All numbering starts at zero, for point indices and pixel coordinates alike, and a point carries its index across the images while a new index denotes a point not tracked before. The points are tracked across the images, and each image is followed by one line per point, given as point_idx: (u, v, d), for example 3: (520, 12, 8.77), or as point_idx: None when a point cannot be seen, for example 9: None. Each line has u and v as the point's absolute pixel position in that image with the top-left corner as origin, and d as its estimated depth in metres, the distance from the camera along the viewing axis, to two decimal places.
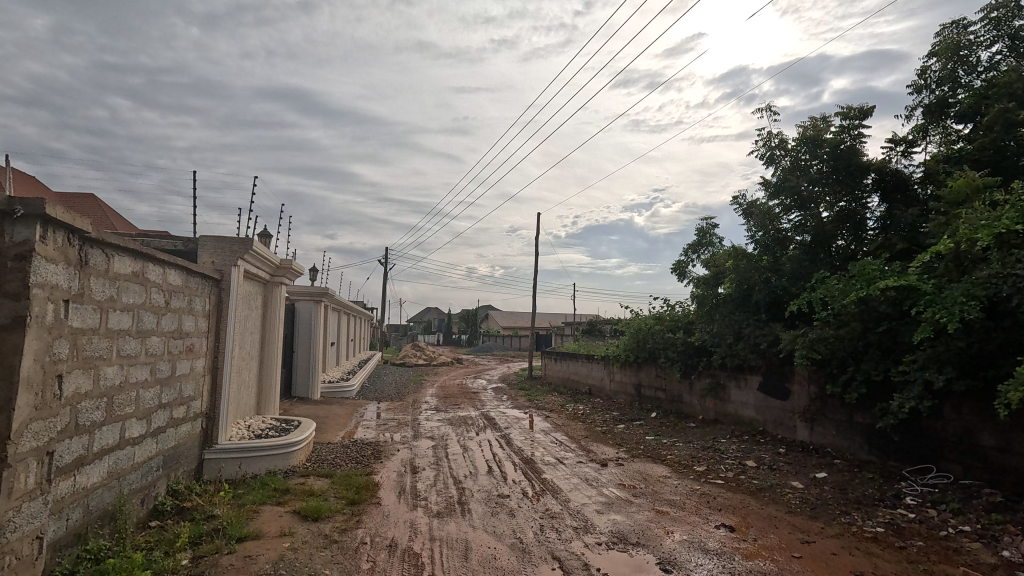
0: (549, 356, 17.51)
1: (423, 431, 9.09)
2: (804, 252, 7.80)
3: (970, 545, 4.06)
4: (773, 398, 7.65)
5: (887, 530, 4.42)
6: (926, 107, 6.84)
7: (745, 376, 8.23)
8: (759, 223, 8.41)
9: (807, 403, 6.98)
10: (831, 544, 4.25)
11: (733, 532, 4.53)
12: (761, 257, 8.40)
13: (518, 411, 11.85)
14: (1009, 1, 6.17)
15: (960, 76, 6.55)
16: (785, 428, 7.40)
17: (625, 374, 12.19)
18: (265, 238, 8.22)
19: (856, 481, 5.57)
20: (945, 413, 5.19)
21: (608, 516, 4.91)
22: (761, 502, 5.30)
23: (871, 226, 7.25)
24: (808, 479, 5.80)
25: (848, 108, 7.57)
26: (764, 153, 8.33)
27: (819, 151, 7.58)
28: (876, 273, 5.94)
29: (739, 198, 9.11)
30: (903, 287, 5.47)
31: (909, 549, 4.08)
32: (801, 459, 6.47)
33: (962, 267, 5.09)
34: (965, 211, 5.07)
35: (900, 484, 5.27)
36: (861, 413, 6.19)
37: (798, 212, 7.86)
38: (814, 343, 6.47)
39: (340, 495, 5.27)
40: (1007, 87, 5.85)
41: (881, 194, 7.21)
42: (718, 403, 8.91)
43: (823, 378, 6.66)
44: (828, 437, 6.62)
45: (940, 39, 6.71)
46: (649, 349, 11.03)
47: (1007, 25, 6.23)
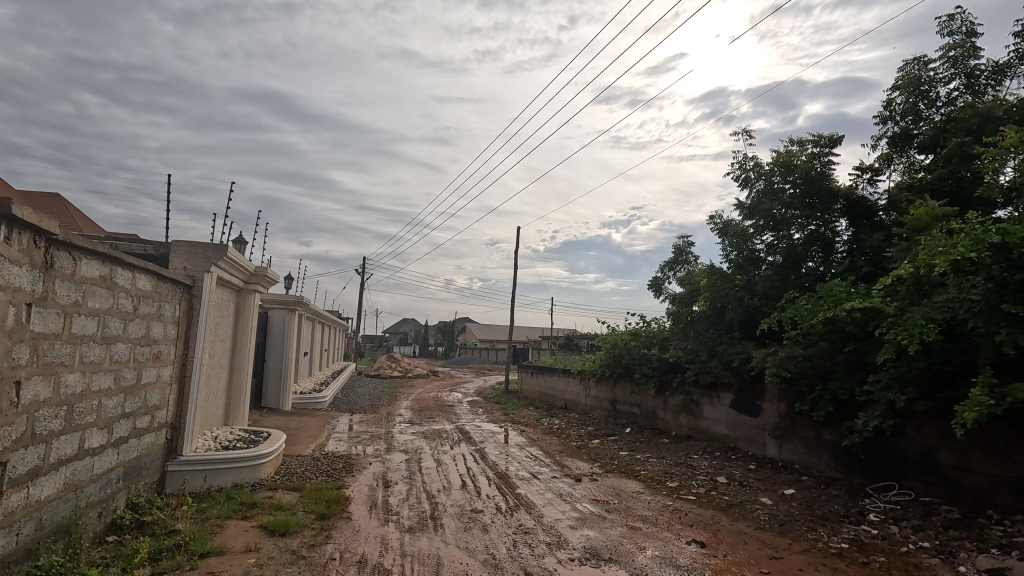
0: (525, 369, 17.50)
1: (397, 445, 8.96)
2: (775, 272, 8.00)
3: (928, 561, 4.19)
4: (745, 415, 7.81)
5: (852, 546, 4.53)
6: (891, 137, 7.19)
7: (718, 394, 8.39)
8: (732, 243, 8.63)
9: (777, 420, 7.15)
10: (798, 560, 4.33)
11: (704, 547, 4.58)
12: (735, 276, 8.59)
13: (493, 425, 11.80)
14: (965, 42, 6.54)
15: (921, 109, 6.89)
16: (755, 445, 7.55)
17: (601, 389, 12.26)
18: (239, 245, 8.07)
19: (823, 497, 5.71)
20: (907, 431, 5.38)
21: (581, 531, 4.91)
22: (731, 518, 5.36)
23: (839, 249, 7.51)
24: (776, 496, 5.92)
25: (819, 136, 7.88)
26: (739, 175, 8.59)
27: (792, 175, 7.85)
28: (843, 295, 6.13)
29: (715, 217, 9.33)
30: (868, 309, 5.64)
31: (872, 564, 4.19)
32: (770, 476, 6.61)
33: (922, 290, 5.23)
34: (925, 237, 5.25)
35: (865, 501, 5.43)
36: (829, 431, 6.37)
37: (771, 232, 8.10)
38: (784, 361, 6.62)
39: (309, 509, 5.14)
40: (964, 121, 6.16)
41: (849, 218, 7.49)
42: (691, 419, 9.03)
43: (793, 396, 6.83)
44: (797, 454, 6.78)
45: (903, 74, 7.07)
46: (625, 365, 11.11)
47: (963, 64, 6.58)
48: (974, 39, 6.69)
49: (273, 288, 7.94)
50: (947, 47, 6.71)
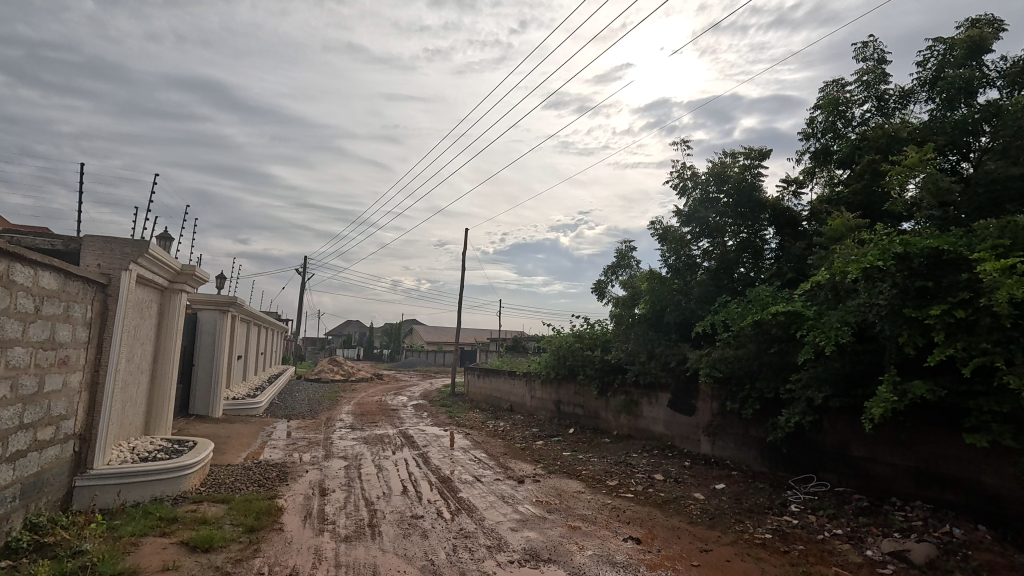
0: (472, 371, 17.44)
1: (336, 451, 8.66)
2: (710, 277, 8.39)
3: (841, 546, 4.51)
4: (680, 414, 8.14)
5: (774, 536, 4.81)
6: (813, 153, 7.73)
7: (656, 394, 8.70)
8: (671, 248, 8.97)
9: (710, 418, 7.49)
10: (726, 551, 4.55)
11: (640, 544, 4.72)
12: (673, 280, 8.93)
13: (438, 428, 11.67)
14: (876, 68, 7.13)
15: (839, 128, 7.45)
16: (690, 442, 7.89)
17: (545, 390, 12.41)
18: (164, 241, 7.55)
19: (750, 491, 6.03)
20: (824, 427, 5.78)
21: (522, 533, 4.93)
22: (665, 514, 5.56)
23: (768, 256, 7.97)
24: (708, 491, 6.20)
25: (750, 149, 8.34)
26: (677, 184, 8.94)
27: (725, 185, 8.27)
28: (769, 299, 6.50)
29: (655, 223, 9.67)
30: (791, 313, 5.99)
31: (791, 552, 4.46)
32: (703, 472, 6.92)
33: (837, 295, 5.62)
34: (841, 247, 5.67)
35: (787, 493, 5.79)
36: (756, 427, 6.75)
37: (706, 239, 8.49)
38: (716, 362, 6.94)
39: (238, 522, 4.87)
40: (875, 140, 6.70)
41: (776, 228, 7.98)
42: (631, 419, 9.31)
43: (724, 395, 7.18)
44: (727, 450, 7.13)
45: (824, 94, 7.61)
46: (568, 366, 11.30)
47: (875, 88, 7.17)
48: (884, 66, 7.31)
49: (202, 287, 7.47)
50: (861, 71, 7.29)
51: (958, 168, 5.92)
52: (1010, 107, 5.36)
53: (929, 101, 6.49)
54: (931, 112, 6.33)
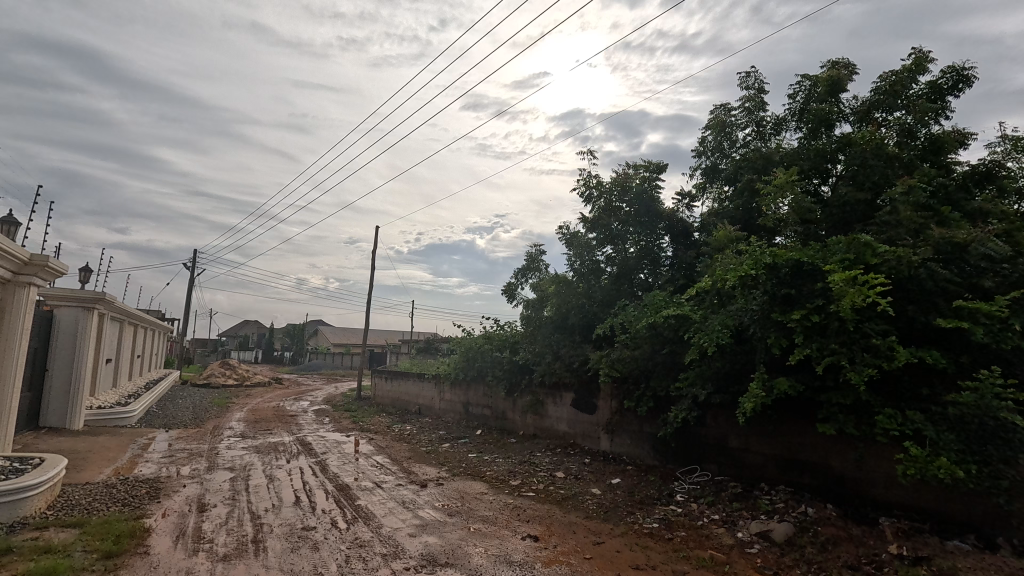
0: (379, 374, 16.88)
1: (221, 462, 7.95)
2: (612, 282, 8.81)
3: (716, 530, 4.92)
4: (582, 413, 8.46)
5: (660, 525, 5.14)
6: (704, 170, 8.41)
7: (561, 393, 8.98)
8: (577, 253, 9.30)
9: (609, 416, 7.87)
10: (617, 542, 4.78)
11: (537, 541, 4.82)
12: (578, 284, 9.27)
13: (340, 434, 11.14)
14: (756, 96, 7.91)
15: (725, 148, 8.16)
16: (590, 440, 8.23)
17: (454, 392, 12.33)
18: (7, 226, 6.48)
19: (642, 483, 6.40)
20: (707, 421, 6.29)
21: (420, 538, 4.83)
22: (564, 510, 5.74)
23: (664, 264, 8.53)
24: (605, 485, 6.49)
25: (649, 162, 8.88)
26: (584, 191, 9.30)
27: (627, 195, 8.74)
28: (662, 303, 6.94)
29: (563, 228, 9.99)
30: (680, 316, 6.44)
31: (674, 539, 4.80)
32: (601, 467, 7.24)
33: (720, 301, 6.13)
34: (723, 256, 6.21)
35: (674, 483, 6.22)
36: (649, 423, 7.19)
37: (609, 245, 8.91)
38: (615, 362, 7.29)
39: (91, 548, 4.28)
40: (754, 161, 7.42)
41: (670, 237, 8.57)
42: (537, 418, 9.53)
43: (622, 394, 7.57)
44: (624, 446, 7.53)
45: (713, 116, 8.30)
46: (477, 368, 11.31)
47: (755, 114, 7.95)
48: (763, 95, 8.13)
49: (56, 280, 6.51)
50: (744, 98, 8.05)
51: (819, 191, 6.71)
52: (858, 139, 6.18)
53: (797, 129, 7.31)
54: (799, 139, 7.13)
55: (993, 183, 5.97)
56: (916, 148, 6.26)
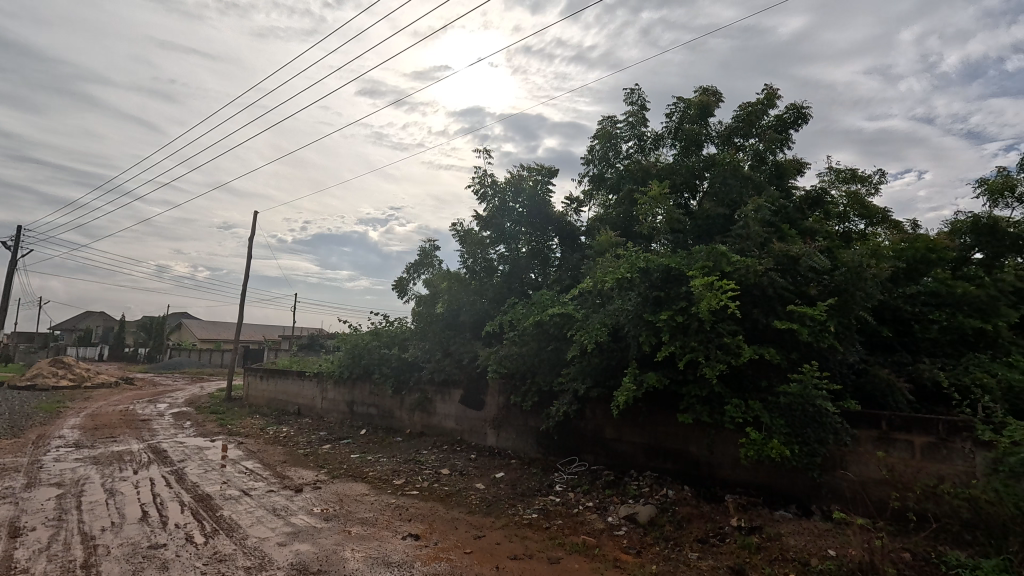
0: (253, 373, 15.53)
1: (45, 478, 6.76)
2: (503, 280, 8.96)
3: (589, 516, 5.24)
4: (470, 409, 8.53)
5: (539, 515, 5.35)
6: (591, 177, 8.89)
7: (449, 390, 8.97)
8: (469, 251, 9.33)
9: (495, 412, 8.02)
10: (497, 535, 4.89)
11: (418, 539, 4.76)
12: (470, 281, 9.29)
13: (202, 439, 10.06)
14: (638, 112, 8.53)
15: (611, 158, 8.69)
16: (477, 436, 8.33)
17: (337, 391, 11.74)
18: None
19: (524, 476, 6.61)
20: (586, 414, 6.68)
21: (291, 547, 4.52)
22: (447, 507, 5.74)
23: (553, 265, 8.88)
24: (489, 480, 6.60)
25: (542, 166, 9.17)
26: (478, 189, 9.35)
27: (520, 195, 8.94)
28: (549, 302, 7.20)
29: (457, 224, 9.96)
30: (564, 315, 6.72)
31: (551, 527, 5.02)
32: (486, 462, 7.35)
33: (600, 301, 6.52)
34: (604, 259, 6.61)
35: (554, 474, 6.51)
36: (533, 418, 7.45)
37: (502, 244, 9.07)
38: (502, 359, 7.42)
39: None
40: (636, 172, 7.99)
41: (559, 239, 8.93)
42: (424, 416, 9.42)
43: (509, 390, 7.75)
44: (509, 441, 7.73)
45: (601, 127, 8.80)
46: (363, 365, 10.87)
47: (637, 128, 8.56)
48: (644, 112, 8.79)
49: None
50: (628, 113, 8.64)
51: (688, 204, 7.43)
52: (720, 160, 6.95)
53: (672, 146, 8.01)
54: (673, 155, 7.83)
55: (821, 207, 7.06)
56: (764, 172, 7.19)
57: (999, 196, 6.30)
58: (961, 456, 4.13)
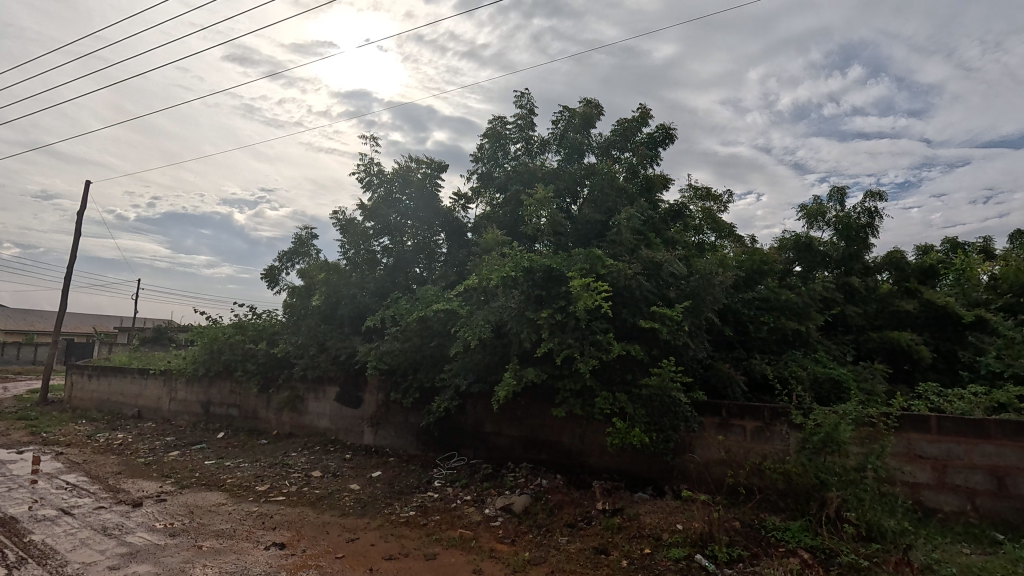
0: (78, 371, 13.22)
1: None
2: (386, 274, 8.66)
3: (467, 510, 5.30)
4: (346, 407, 8.16)
5: (417, 512, 5.29)
6: (480, 175, 8.98)
7: (323, 388, 8.49)
8: (351, 242, 8.89)
9: (374, 409, 7.76)
10: (372, 536, 4.74)
11: (284, 548, 4.43)
12: (351, 273, 8.84)
13: (5, 452, 8.32)
14: (527, 116, 8.79)
15: (499, 158, 8.84)
16: (352, 435, 8.00)
17: (190, 391, 10.47)
18: None
19: (402, 473, 6.49)
20: (467, 409, 6.75)
21: (126, 570, 3.93)
22: (318, 511, 5.42)
23: (439, 258, 8.73)
24: (364, 480, 6.36)
25: (431, 159, 9.03)
26: (363, 177, 8.93)
27: (407, 188, 8.72)
28: (433, 297, 7.07)
29: (338, 213, 9.42)
30: (448, 311, 6.68)
31: (429, 524, 4.99)
32: (362, 462, 7.07)
33: (484, 298, 6.59)
34: (490, 257, 6.71)
35: (433, 470, 6.48)
36: (413, 415, 7.35)
37: (386, 237, 8.79)
38: (383, 355, 7.17)
39: None
40: (523, 174, 8.22)
41: (446, 234, 8.88)
42: (294, 416, 8.80)
43: (389, 386, 7.56)
44: (387, 439, 7.54)
45: (491, 126, 8.91)
46: (223, 361, 9.82)
47: (525, 131, 8.81)
48: (532, 116, 9.09)
49: None
50: (516, 116, 8.86)
51: (570, 208, 7.84)
52: (599, 170, 7.43)
53: (557, 152, 8.39)
54: (558, 161, 8.20)
55: (681, 219, 7.90)
56: (636, 184, 7.85)
57: (814, 220, 7.59)
58: (780, 437, 4.91)
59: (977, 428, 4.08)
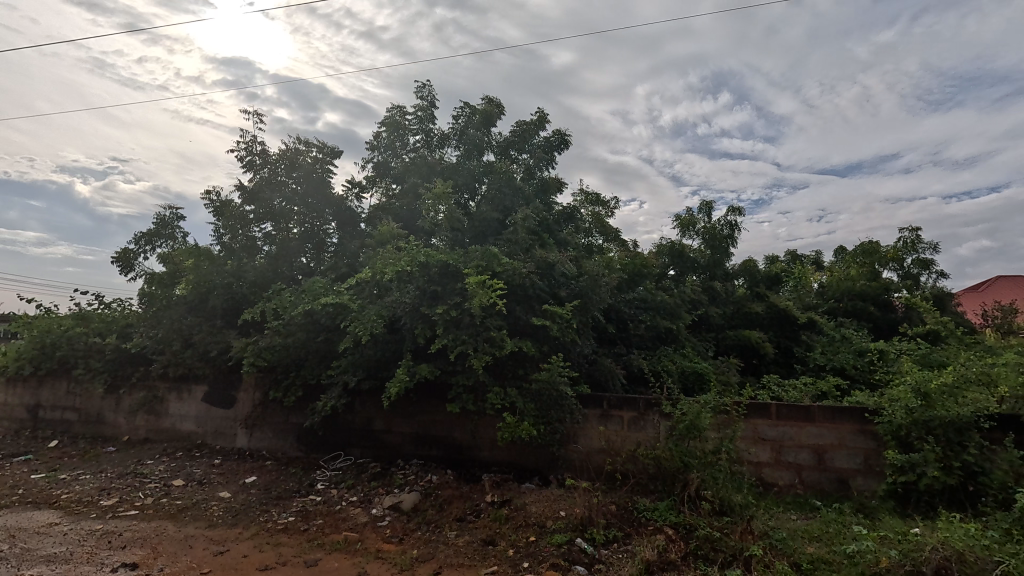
0: None
1: None
2: (268, 263, 7.95)
3: (353, 511, 5.10)
4: (215, 408, 7.45)
5: (296, 518, 4.98)
6: (376, 163, 8.66)
7: (188, 387, 7.66)
8: (227, 226, 8.17)
9: (249, 409, 7.18)
10: (244, 546, 4.38)
11: (136, 569, 3.93)
12: (226, 260, 8.01)
13: None
14: (427, 107, 8.61)
15: (397, 148, 8.57)
16: (224, 438, 7.33)
17: (11, 392, 8.84)
18: None
19: (281, 477, 6.06)
20: (355, 407, 6.50)
21: None
22: (178, 524, 4.88)
23: (328, 250, 8.27)
24: (236, 486, 5.85)
25: (322, 143, 8.50)
26: (243, 156, 8.16)
27: (294, 172, 8.13)
28: (321, 290, 6.58)
29: (212, 193, 8.52)
30: (338, 304, 6.28)
31: (310, 529, 4.73)
32: (234, 467, 6.48)
33: (377, 292, 6.34)
34: (384, 251, 6.50)
35: (316, 472, 6.14)
36: (295, 414, 6.91)
37: (269, 223, 8.13)
38: (261, 351, 6.61)
39: None
40: (422, 166, 8.02)
41: (337, 224, 8.42)
42: (151, 419, 7.85)
43: (268, 384, 7.04)
44: (264, 440, 7.03)
45: (389, 115, 8.61)
46: (58, 358, 8.40)
47: (426, 123, 8.62)
48: (432, 109, 8.94)
49: None
50: (417, 106, 8.65)
51: (468, 205, 7.86)
52: (497, 168, 7.55)
53: (456, 147, 8.36)
54: (457, 156, 8.18)
55: (573, 222, 8.30)
56: (532, 185, 8.11)
57: (686, 229, 8.41)
58: (652, 425, 5.39)
59: (805, 413, 4.82)
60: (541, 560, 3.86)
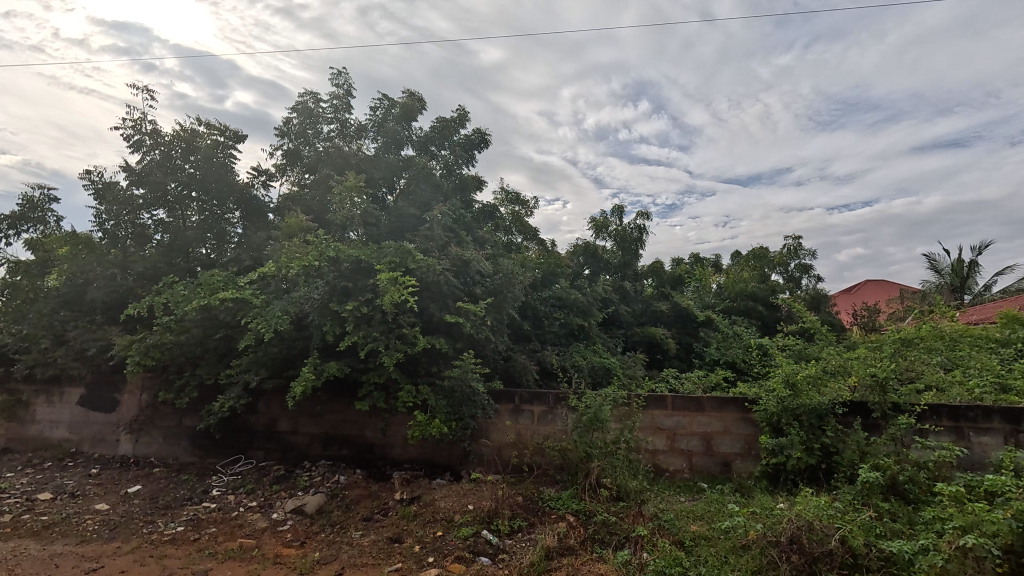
0: None
1: None
2: (159, 253, 7.24)
3: (251, 517, 4.84)
4: (94, 413, 6.76)
5: (186, 527, 4.64)
6: (286, 151, 8.23)
7: (61, 390, 6.88)
8: (112, 211, 7.40)
9: (135, 413, 6.58)
10: (122, 562, 4.03)
11: None
12: (108, 249, 7.24)
13: None
14: (343, 96, 8.30)
15: (309, 136, 8.18)
16: (104, 445, 6.67)
17: None
18: None
19: (170, 485, 5.61)
20: (258, 408, 6.16)
21: None
22: (42, 542, 4.38)
23: (230, 241, 7.71)
24: (116, 497, 5.33)
25: (225, 126, 7.91)
26: (131, 135, 7.41)
27: (192, 156, 7.51)
28: (219, 284, 6.14)
29: (92, 173, 7.65)
30: (238, 300, 5.90)
31: (201, 538, 4.44)
32: (114, 477, 5.90)
33: (283, 287, 6.04)
34: (292, 244, 6.20)
35: (211, 478, 5.75)
36: (189, 417, 6.42)
37: (162, 209, 7.47)
38: (149, 349, 6.05)
39: None
40: (336, 157, 7.72)
41: (242, 214, 7.91)
42: (15, 427, 6.99)
43: (157, 385, 6.49)
44: (152, 446, 6.48)
45: (301, 101, 8.19)
46: None
47: (341, 112, 8.31)
48: (349, 97, 8.62)
49: None
50: (332, 94, 8.31)
51: (385, 199, 7.69)
52: (415, 163, 7.47)
53: (374, 139, 8.15)
54: (374, 148, 7.98)
55: (491, 220, 8.39)
56: (451, 183, 8.12)
57: (600, 231, 8.80)
58: (560, 418, 5.60)
59: (696, 403, 5.27)
60: (446, 553, 3.91)
